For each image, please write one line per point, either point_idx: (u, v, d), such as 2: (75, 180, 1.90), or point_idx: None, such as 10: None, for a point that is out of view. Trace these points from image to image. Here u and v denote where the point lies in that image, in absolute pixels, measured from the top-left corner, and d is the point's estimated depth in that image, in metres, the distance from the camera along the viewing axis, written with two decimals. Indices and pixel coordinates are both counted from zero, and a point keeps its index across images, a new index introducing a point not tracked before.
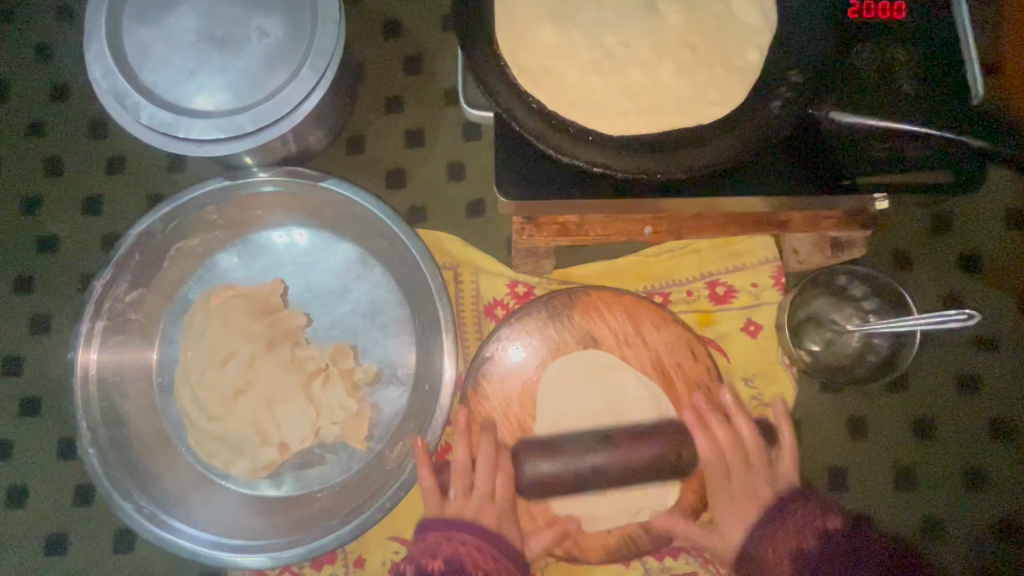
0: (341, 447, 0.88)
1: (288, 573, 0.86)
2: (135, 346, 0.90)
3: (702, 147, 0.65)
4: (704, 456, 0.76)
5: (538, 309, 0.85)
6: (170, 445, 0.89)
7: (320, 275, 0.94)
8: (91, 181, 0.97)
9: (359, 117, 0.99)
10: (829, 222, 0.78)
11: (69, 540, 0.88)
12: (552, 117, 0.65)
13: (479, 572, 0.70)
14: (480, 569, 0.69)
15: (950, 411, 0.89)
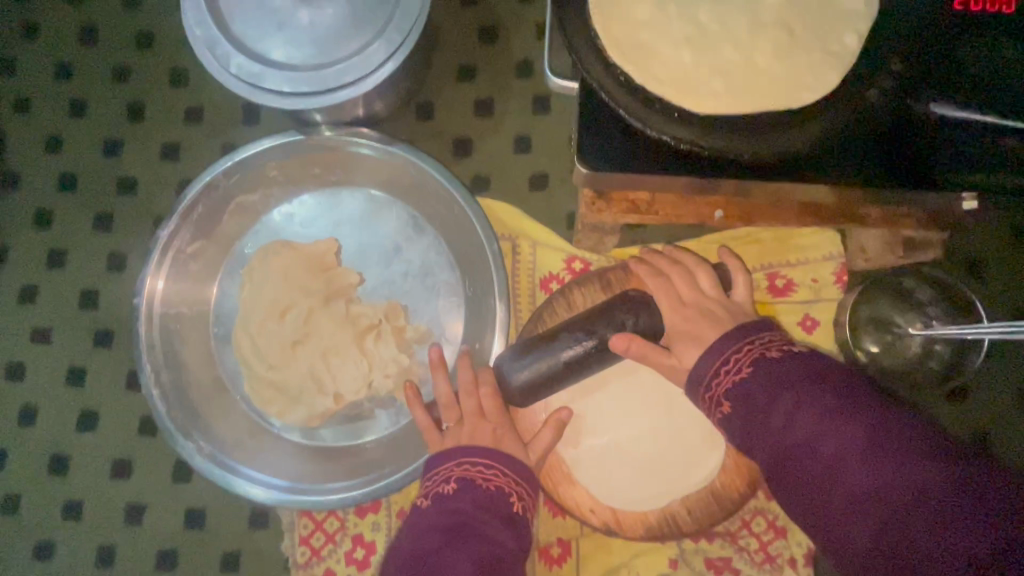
0: (391, 402, 0.91)
1: (333, 517, 0.90)
2: (193, 296, 0.94)
3: (787, 132, 0.64)
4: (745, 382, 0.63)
5: (596, 285, 0.86)
6: (224, 394, 0.93)
7: (372, 234, 0.96)
8: (170, 127, 1.01)
9: (429, 83, 1.00)
10: (907, 220, 0.76)
11: (132, 466, 0.93)
12: (637, 92, 0.65)
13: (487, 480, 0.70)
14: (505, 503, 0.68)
15: (1007, 425, 0.87)
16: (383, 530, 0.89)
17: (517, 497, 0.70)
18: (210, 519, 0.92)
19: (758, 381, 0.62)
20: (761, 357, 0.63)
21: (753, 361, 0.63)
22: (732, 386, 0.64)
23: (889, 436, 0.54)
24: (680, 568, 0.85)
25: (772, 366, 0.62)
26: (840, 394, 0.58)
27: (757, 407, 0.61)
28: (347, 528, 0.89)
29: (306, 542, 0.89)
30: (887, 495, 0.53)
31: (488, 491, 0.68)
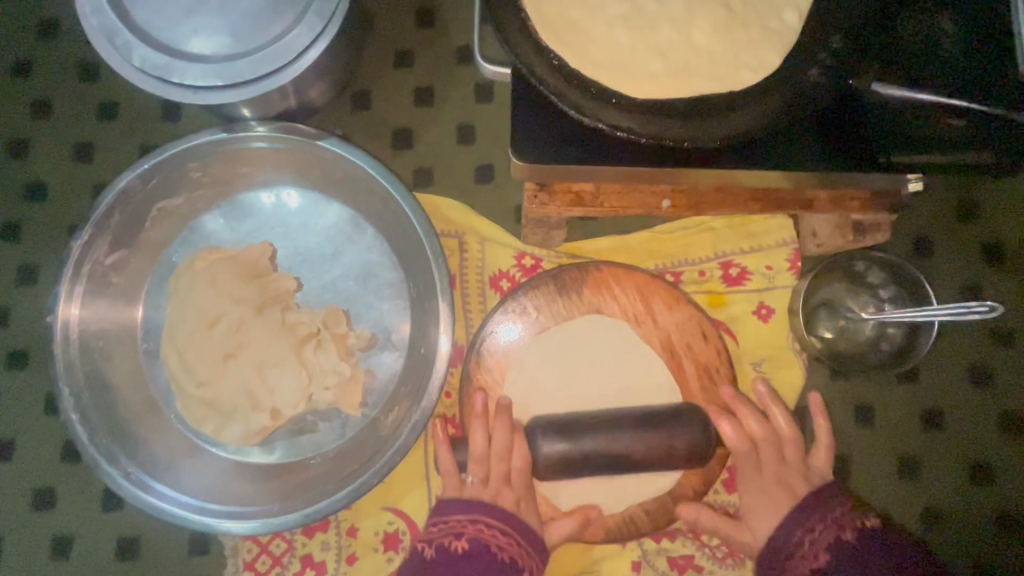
0: (335, 413, 0.86)
1: (279, 538, 0.85)
2: (118, 309, 0.87)
3: (730, 114, 0.61)
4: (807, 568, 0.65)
5: (547, 283, 0.82)
6: (157, 413, 0.87)
7: (310, 236, 0.90)
8: (82, 126, 0.93)
9: (365, 72, 0.94)
10: (854, 203, 0.75)
11: (55, 497, 0.86)
12: (572, 76, 0.61)
13: (500, 546, 0.69)
14: (513, 574, 0.68)
15: (959, 406, 0.87)
16: (333, 548, 0.84)
17: (528, 572, 0.69)
18: (146, 549, 0.86)
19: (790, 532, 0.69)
20: (836, 541, 0.66)
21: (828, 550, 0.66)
22: (812, 569, 0.65)
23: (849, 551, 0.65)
24: (641, 569, 0.83)
25: (854, 551, 0.65)
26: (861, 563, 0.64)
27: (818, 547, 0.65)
28: (294, 550, 0.84)
29: (251, 566, 0.84)
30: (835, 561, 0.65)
31: (500, 557, 0.68)
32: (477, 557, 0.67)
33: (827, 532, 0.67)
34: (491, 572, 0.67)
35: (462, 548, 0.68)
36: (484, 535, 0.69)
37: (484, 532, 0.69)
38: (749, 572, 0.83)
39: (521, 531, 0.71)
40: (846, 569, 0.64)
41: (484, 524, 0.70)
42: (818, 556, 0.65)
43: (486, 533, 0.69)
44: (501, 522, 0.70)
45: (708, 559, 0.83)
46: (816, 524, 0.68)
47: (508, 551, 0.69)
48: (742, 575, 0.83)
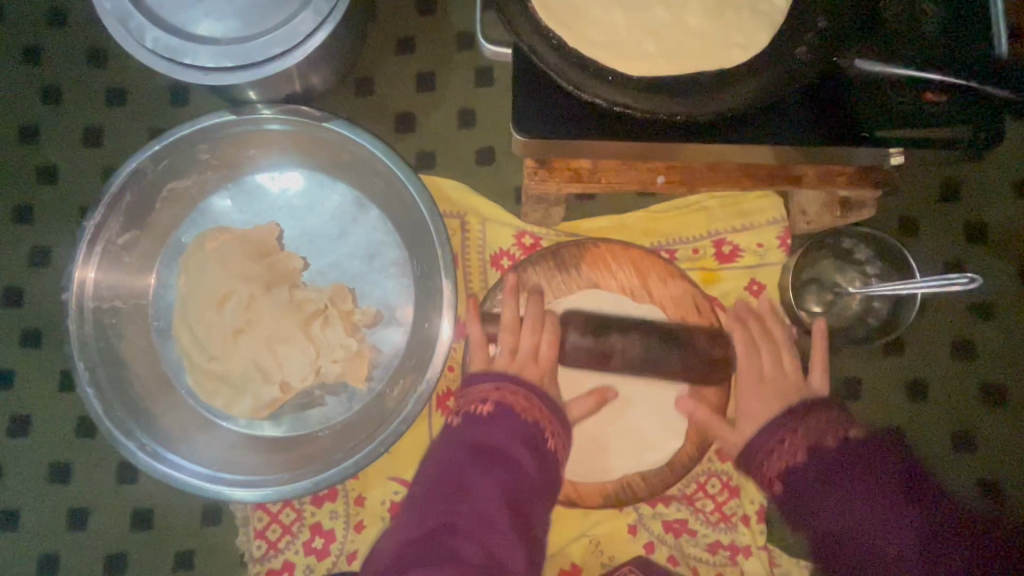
0: (342, 387, 0.89)
1: (289, 508, 0.88)
2: (130, 288, 0.89)
3: (724, 92, 0.64)
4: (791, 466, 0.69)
5: (546, 259, 0.85)
6: (169, 389, 0.89)
7: (316, 217, 0.93)
8: (91, 110, 0.95)
9: (369, 57, 0.97)
10: (841, 178, 0.77)
11: (70, 470, 0.89)
12: (570, 55, 0.64)
13: (525, 410, 0.69)
14: (539, 436, 0.67)
15: (941, 376, 0.91)
16: (342, 517, 0.87)
17: (550, 433, 0.69)
18: (159, 520, 0.88)
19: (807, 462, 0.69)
20: (809, 443, 0.70)
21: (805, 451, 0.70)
22: (783, 467, 0.71)
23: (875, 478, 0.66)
24: (638, 533, 0.86)
25: (827, 454, 0.69)
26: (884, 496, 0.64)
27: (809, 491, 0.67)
28: (304, 518, 0.87)
29: (262, 535, 0.87)
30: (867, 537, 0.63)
31: (523, 419, 0.68)
32: (502, 416, 0.67)
33: (867, 487, 0.65)
34: (520, 443, 0.65)
35: (485, 411, 0.68)
36: (511, 401, 0.69)
37: (519, 401, 0.69)
38: (742, 536, 0.86)
39: (545, 400, 0.71)
40: (815, 473, 0.68)
41: (511, 393, 0.70)
42: (795, 452, 0.70)
43: (512, 396, 0.70)
44: (526, 392, 0.70)
45: (703, 524, 0.86)
46: (800, 428, 0.72)
47: (529, 409, 0.69)
48: (735, 538, 0.86)
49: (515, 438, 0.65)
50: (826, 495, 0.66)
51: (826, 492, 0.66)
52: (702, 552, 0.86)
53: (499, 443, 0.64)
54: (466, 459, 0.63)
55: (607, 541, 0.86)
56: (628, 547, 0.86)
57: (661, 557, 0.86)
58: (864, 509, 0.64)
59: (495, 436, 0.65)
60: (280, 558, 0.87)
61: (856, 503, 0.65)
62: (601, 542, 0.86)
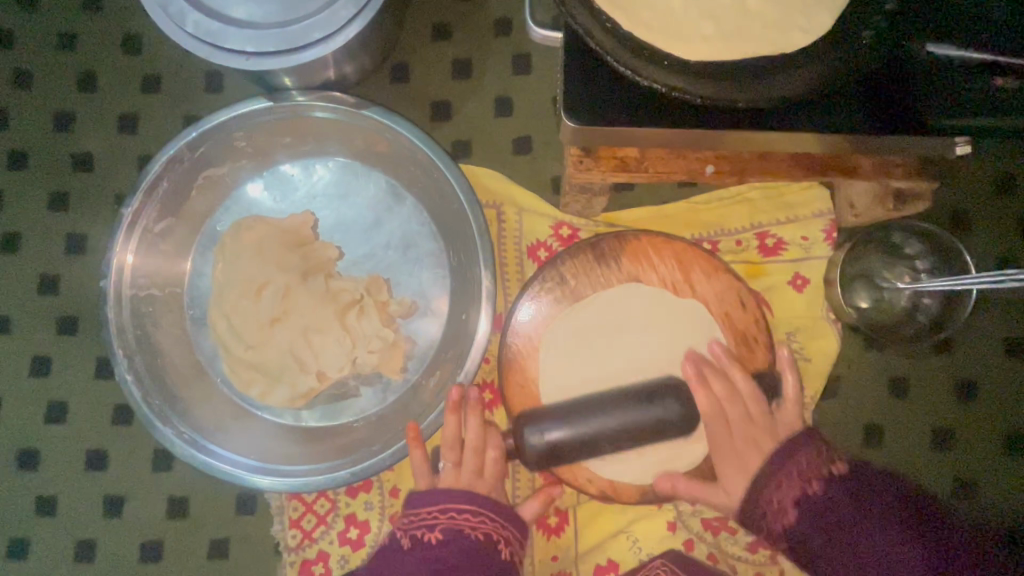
0: (377, 378, 0.88)
1: (324, 498, 0.87)
2: (166, 276, 0.89)
3: (784, 78, 0.61)
4: (788, 510, 0.68)
5: (586, 251, 0.84)
6: (204, 378, 0.89)
7: (351, 206, 0.92)
8: (126, 97, 0.94)
9: (404, 44, 0.95)
10: (899, 169, 0.74)
11: (107, 457, 0.89)
12: (624, 37, 0.61)
13: (475, 528, 0.72)
14: (492, 556, 0.70)
15: (992, 375, 0.88)
16: (376, 508, 0.87)
17: (505, 546, 0.72)
18: (195, 508, 0.88)
19: (815, 491, 0.67)
20: (803, 493, 0.68)
21: (794, 502, 0.68)
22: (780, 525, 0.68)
23: (873, 506, 0.65)
24: (676, 530, 0.85)
25: (818, 485, 0.67)
26: (876, 532, 0.64)
27: (820, 510, 0.66)
28: (339, 509, 0.87)
29: (297, 525, 0.87)
30: (870, 555, 0.63)
31: (474, 537, 0.71)
32: (448, 544, 0.70)
33: (868, 524, 0.64)
34: (473, 562, 0.68)
35: (436, 537, 0.71)
36: (461, 523, 0.71)
37: (467, 522, 0.72)
38: None
39: (501, 512, 0.74)
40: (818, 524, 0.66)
41: (461, 513, 0.72)
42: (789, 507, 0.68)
43: (458, 517, 0.72)
44: (478, 511, 0.72)
45: None
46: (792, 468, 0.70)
47: (482, 530, 0.72)
48: None
49: (461, 562, 0.68)
50: (827, 544, 0.65)
51: (823, 527, 0.65)
52: (741, 550, 0.85)
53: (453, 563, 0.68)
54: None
55: (645, 538, 0.84)
56: (666, 544, 0.84)
57: (700, 554, 0.84)
58: (881, 541, 0.64)
59: (450, 556, 0.68)
60: (315, 548, 0.86)
61: (872, 535, 0.64)
62: (638, 539, 0.85)
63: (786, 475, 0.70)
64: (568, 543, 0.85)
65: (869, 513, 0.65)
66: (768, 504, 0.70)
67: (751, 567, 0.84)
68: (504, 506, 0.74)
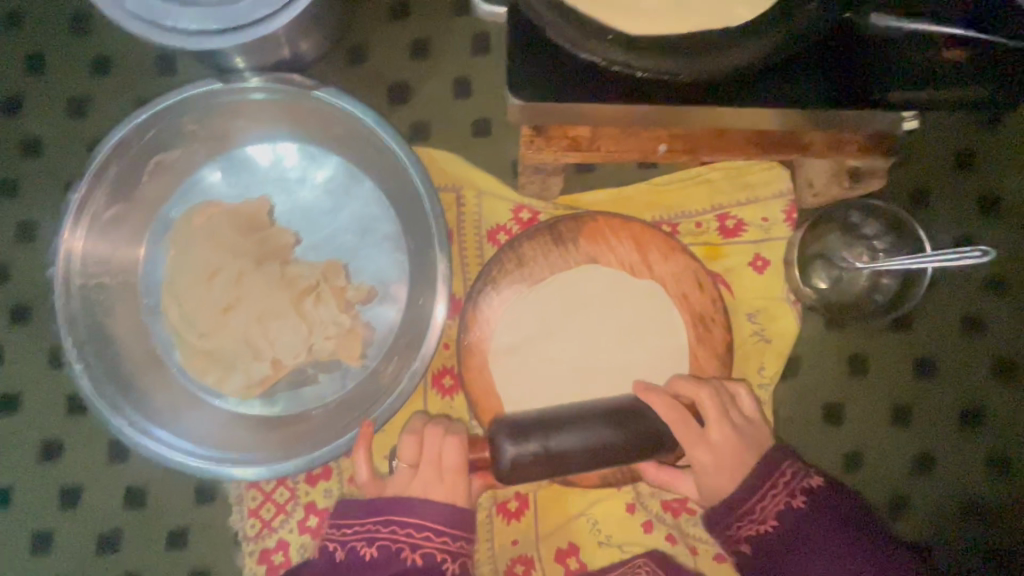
0: (335, 365, 0.87)
1: (283, 487, 0.87)
2: (118, 264, 0.87)
3: (728, 52, 0.61)
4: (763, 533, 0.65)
5: (543, 233, 0.83)
6: (160, 367, 0.88)
7: (307, 191, 0.90)
8: (76, 80, 0.92)
9: (360, 24, 0.93)
10: (851, 147, 0.74)
11: (62, 448, 0.88)
12: (568, 10, 0.60)
13: (408, 549, 0.65)
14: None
15: (949, 354, 0.89)
16: (336, 496, 0.86)
17: (446, 559, 0.66)
18: (153, 499, 0.87)
19: (796, 512, 0.64)
20: (785, 508, 0.65)
21: (776, 509, 0.65)
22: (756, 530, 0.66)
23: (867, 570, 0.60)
24: (635, 512, 0.85)
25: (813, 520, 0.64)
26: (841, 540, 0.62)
27: (773, 548, 0.64)
28: (298, 497, 0.86)
29: (255, 513, 0.86)
30: None
31: (409, 558, 0.65)
32: (388, 566, 0.65)
33: (840, 533, 0.63)
34: None
35: (370, 554, 0.66)
36: (387, 543, 0.66)
37: (424, 542, 0.66)
38: None
39: (421, 508, 0.67)
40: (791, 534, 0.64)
41: (387, 534, 0.66)
42: (766, 518, 0.65)
43: (403, 535, 0.66)
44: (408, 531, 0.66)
45: None
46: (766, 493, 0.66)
47: (415, 551, 0.65)
48: None
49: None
50: (805, 536, 0.64)
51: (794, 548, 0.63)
52: (701, 531, 0.85)
53: None
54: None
55: (604, 521, 0.84)
56: (625, 527, 0.84)
57: (659, 536, 0.84)
58: (823, 560, 0.62)
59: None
60: (275, 537, 0.86)
61: (818, 555, 0.62)
62: (598, 522, 0.85)
63: (771, 495, 0.66)
64: (527, 527, 0.85)
65: (837, 551, 0.62)
66: (749, 528, 0.66)
67: (711, 547, 0.85)
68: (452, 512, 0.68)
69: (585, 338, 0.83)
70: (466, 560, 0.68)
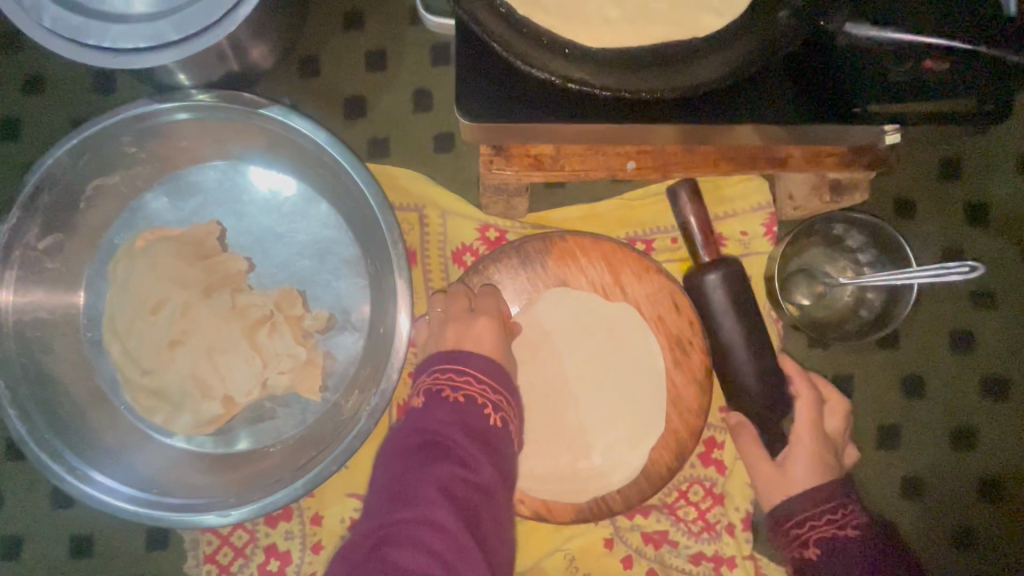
0: (294, 399, 0.82)
1: (241, 530, 0.81)
2: (57, 297, 0.81)
3: (694, 65, 0.56)
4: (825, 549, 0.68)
5: (509, 255, 0.78)
6: (106, 405, 0.82)
7: (260, 214, 0.85)
8: (6, 101, 0.86)
9: (312, 35, 0.88)
10: (830, 160, 0.70)
11: (2, 495, 0.82)
12: (520, 23, 0.55)
13: (453, 390, 0.64)
14: (477, 407, 0.63)
15: (938, 370, 0.85)
16: (298, 537, 0.81)
17: (492, 406, 0.64)
18: (102, 547, 0.82)
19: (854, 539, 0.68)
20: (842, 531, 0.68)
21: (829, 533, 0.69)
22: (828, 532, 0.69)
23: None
24: (615, 546, 0.80)
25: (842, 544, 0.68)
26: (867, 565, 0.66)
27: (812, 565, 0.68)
28: (257, 540, 0.81)
29: (212, 559, 0.81)
30: None
31: (455, 398, 0.63)
32: (446, 426, 0.60)
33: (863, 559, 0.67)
34: (458, 427, 0.60)
35: (422, 404, 0.63)
36: (440, 384, 0.65)
37: (469, 386, 0.65)
38: (726, 546, 0.81)
39: (469, 360, 0.67)
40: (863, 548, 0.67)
41: (442, 374, 0.66)
42: (845, 525, 0.69)
43: (446, 378, 0.65)
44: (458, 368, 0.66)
45: (684, 534, 0.81)
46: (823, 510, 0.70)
47: (462, 391, 0.64)
48: (719, 549, 0.81)
49: (459, 423, 0.60)
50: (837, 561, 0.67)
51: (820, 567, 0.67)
52: (684, 563, 0.81)
53: (439, 431, 0.59)
54: (412, 458, 0.58)
55: (582, 556, 0.80)
56: (604, 562, 0.80)
57: (640, 570, 0.80)
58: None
59: (438, 419, 0.61)
60: None
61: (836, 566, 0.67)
62: (576, 557, 0.80)
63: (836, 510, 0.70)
64: None
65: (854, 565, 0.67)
66: (815, 537, 0.69)
67: None
68: (499, 373, 0.67)
69: (569, 368, 0.78)
70: (506, 415, 0.64)
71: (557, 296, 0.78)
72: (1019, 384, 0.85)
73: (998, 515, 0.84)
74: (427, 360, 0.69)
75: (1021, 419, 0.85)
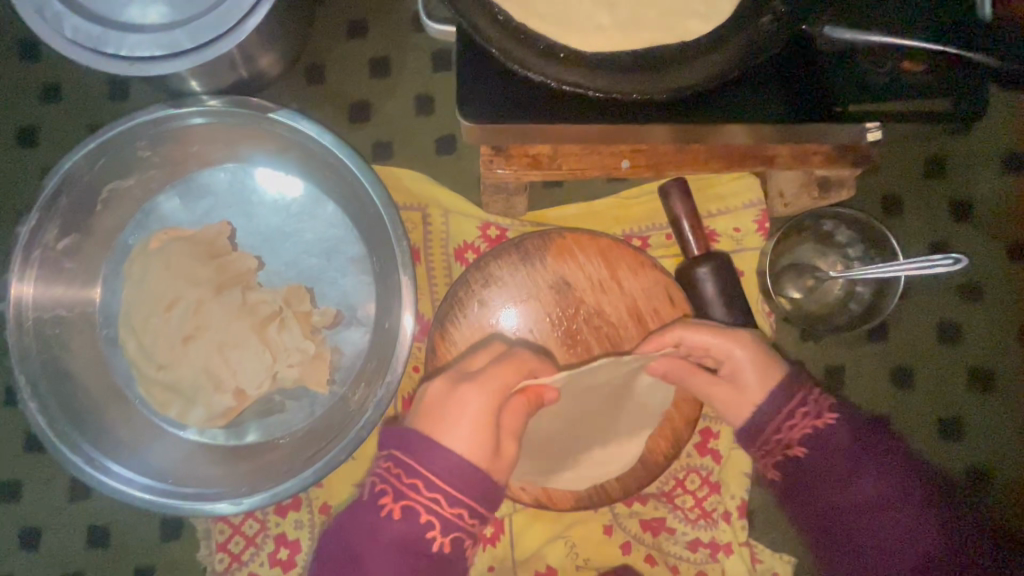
0: (302, 392, 0.85)
1: (252, 519, 0.84)
2: (74, 296, 0.85)
3: (683, 68, 0.59)
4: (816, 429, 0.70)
5: (510, 252, 0.81)
6: (122, 400, 0.85)
7: (268, 215, 0.88)
8: (25, 108, 0.89)
9: (318, 43, 0.91)
10: (817, 158, 0.73)
11: (22, 487, 0.85)
12: (517, 31, 0.59)
13: (393, 502, 0.61)
14: (415, 532, 0.61)
15: (927, 361, 0.88)
16: (307, 527, 0.84)
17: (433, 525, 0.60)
18: (117, 537, 0.85)
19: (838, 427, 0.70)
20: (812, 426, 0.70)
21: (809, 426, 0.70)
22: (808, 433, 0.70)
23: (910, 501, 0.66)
24: (613, 533, 0.83)
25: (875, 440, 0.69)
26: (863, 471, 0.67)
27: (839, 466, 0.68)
28: (268, 529, 0.84)
29: (224, 548, 0.84)
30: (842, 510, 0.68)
31: (392, 510, 0.61)
32: (373, 544, 0.61)
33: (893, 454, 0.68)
34: (388, 546, 0.61)
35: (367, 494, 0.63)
36: (385, 486, 0.62)
37: (413, 495, 0.61)
38: (722, 533, 0.83)
39: (423, 459, 0.61)
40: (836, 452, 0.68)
41: (388, 474, 0.62)
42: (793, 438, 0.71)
43: (392, 475, 0.62)
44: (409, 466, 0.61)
45: (681, 521, 0.83)
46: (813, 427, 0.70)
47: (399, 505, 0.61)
48: (715, 536, 0.83)
49: (388, 542, 0.61)
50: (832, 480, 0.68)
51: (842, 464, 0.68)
52: (681, 550, 0.83)
53: (363, 547, 0.62)
54: (340, 558, 0.63)
55: (582, 544, 0.83)
56: (604, 548, 0.83)
57: (639, 556, 0.83)
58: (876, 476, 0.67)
59: (371, 527, 0.62)
60: (244, 571, 0.83)
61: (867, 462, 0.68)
62: (576, 544, 0.83)
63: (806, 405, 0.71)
64: (504, 553, 0.83)
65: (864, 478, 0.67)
66: (803, 426, 0.71)
67: (692, 566, 0.83)
68: (463, 473, 0.61)
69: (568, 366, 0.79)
70: (456, 534, 0.61)
71: (580, 307, 0.80)
72: (1005, 375, 0.87)
73: (986, 502, 0.87)
74: (396, 428, 0.64)
75: (1007, 409, 0.87)
